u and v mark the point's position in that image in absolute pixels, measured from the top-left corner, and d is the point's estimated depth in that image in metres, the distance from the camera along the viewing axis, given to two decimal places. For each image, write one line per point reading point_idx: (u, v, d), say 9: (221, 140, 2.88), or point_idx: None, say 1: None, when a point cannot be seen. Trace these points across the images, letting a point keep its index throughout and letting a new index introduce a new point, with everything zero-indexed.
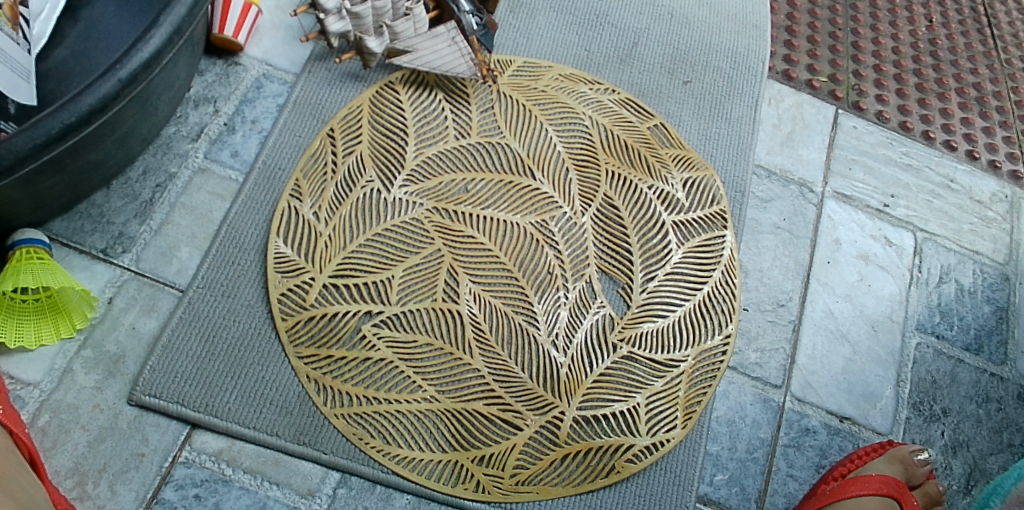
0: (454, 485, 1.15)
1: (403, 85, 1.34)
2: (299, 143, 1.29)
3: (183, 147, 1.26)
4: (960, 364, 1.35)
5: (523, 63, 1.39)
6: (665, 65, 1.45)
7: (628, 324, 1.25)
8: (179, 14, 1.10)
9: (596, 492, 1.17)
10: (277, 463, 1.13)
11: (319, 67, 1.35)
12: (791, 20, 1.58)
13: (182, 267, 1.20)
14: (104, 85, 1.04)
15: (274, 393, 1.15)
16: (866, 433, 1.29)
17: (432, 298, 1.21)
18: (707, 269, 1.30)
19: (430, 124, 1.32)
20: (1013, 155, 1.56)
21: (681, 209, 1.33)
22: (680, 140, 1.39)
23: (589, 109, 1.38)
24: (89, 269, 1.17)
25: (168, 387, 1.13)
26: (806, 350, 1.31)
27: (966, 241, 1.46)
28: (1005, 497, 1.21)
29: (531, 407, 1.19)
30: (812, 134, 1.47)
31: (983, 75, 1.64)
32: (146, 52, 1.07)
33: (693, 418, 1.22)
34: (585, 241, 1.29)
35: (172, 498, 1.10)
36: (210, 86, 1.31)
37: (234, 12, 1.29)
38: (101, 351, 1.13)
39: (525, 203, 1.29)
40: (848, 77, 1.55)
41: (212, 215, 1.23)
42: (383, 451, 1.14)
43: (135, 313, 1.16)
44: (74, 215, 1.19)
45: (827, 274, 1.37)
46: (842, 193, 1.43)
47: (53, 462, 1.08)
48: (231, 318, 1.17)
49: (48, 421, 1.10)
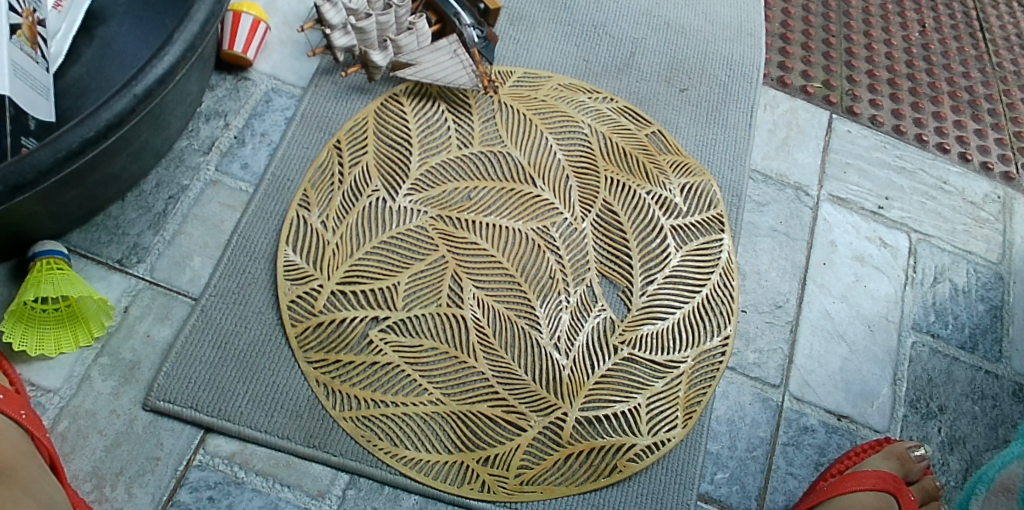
0: (460, 486, 1.18)
1: (407, 97, 1.38)
2: (306, 155, 1.33)
3: (194, 160, 1.30)
4: (955, 363, 1.38)
5: (523, 74, 1.43)
6: (662, 74, 1.49)
7: (628, 326, 1.28)
8: (191, 32, 1.14)
9: (599, 491, 1.20)
10: (288, 465, 1.17)
11: (325, 80, 1.39)
12: (785, 28, 1.62)
13: (195, 276, 1.24)
14: (121, 101, 1.08)
15: (285, 398, 1.19)
16: (863, 431, 1.31)
17: (436, 303, 1.25)
18: (706, 272, 1.34)
19: (434, 134, 1.36)
20: (1005, 157, 1.58)
21: (679, 214, 1.36)
22: (678, 146, 1.42)
23: (588, 117, 1.41)
24: (105, 279, 1.21)
25: (183, 392, 1.17)
26: (804, 350, 1.34)
27: (959, 241, 1.48)
28: (990, 484, 1.29)
29: (535, 409, 1.22)
30: (806, 139, 1.50)
31: (976, 79, 1.66)
32: (160, 68, 1.11)
33: (693, 417, 1.25)
34: (586, 246, 1.32)
35: (187, 500, 1.13)
36: (221, 101, 1.35)
37: (243, 29, 1.34)
38: (118, 358, 1.17)
39: (526, 209, 1.33)
40: (842, 82, 1.58)
41: (224, 225, 1.27)
42: (390, 452, 1.18)
43: (150, 321, 1.20)
44: (91, 227, 1.23)
45: (823, 276, 1.40)
46: (837, 196, 1.46)
47: (73, 466, 1.12)
48: (242, 325, 1.21)
49: (67, 426, 1.13)
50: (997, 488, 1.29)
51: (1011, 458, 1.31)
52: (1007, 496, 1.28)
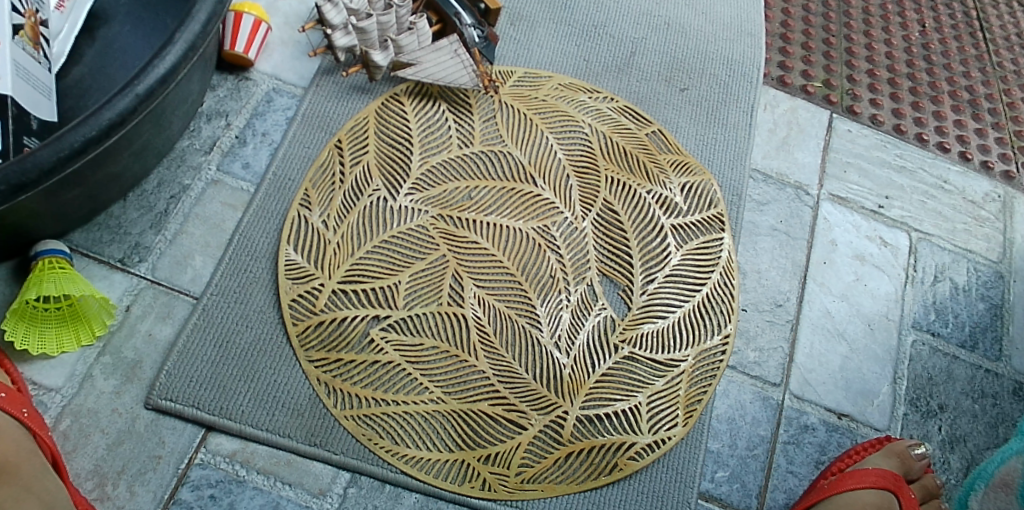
0: (461, 484, 1.18)
1: (408, 97, 1.38)
2: (307, 154, 1.33)
3: (196, 159, 1.31)
4: (956, 361, 1.38)
5: (524, 74, 1.43)
6: (663, 74, 1.49)
7: (629, 325, 1.28)
8: (193, 32, 1.14)
9: (600, 489, 1.21)
10: (289, 464, 1.17)
11: (326, 80, 1.39)
12: (785, 28, 1.62)
13: (197, 275, 1.24)
14: (123, 100, 1.08)
15: (286, 396, 1.19)
16: (863, 430, 1.31)
17: (437, 302, 1.25)
18: (706, 271, 1.34)
19: (435, 133, 1.36)
20: (1006, 156, 1.58)
21: (679, 213, 1.36)
22: (678, 146, 1.43)
23: (588, 117, 1.42)
24: (107, 278, 1.21)
25: (184, 391, 1.17)
26: (805, 349, 1.34)
27: (959, 240, 1.48)
28: (989, 479, 1.30)
29: (535, 407, 1.22)
30: (806, 138, 1.50)
31: (976, 79, 1.67)
32: (162, 68, 1.11)
33: (694, 416, 1.25)
34: (586, 245, 1.32)
35: (188, 498, 1.14)
36: (222, 101, 1.35)
37: (245, 29, 1.34)
38: (119, 357, 1.18)
39: (527, 209, 1.33)
40: (842, 82, 1.58)
41: (225, 224, 1.28)
42: (391, 451, 1.18)
43: (151, 320, 1.20)
44: (93, 226, 1.24)
45: (824, 275, 1.40)
46: (837, 195, 1.47)
47: (75, 464, 1.12)
48: (244, 324, 1.22)
49: (69, 425, 1.14)
50: (995, 484, 1.30)
51: (1011, 455, 1.32)
52: (1005, 492, 1.29)
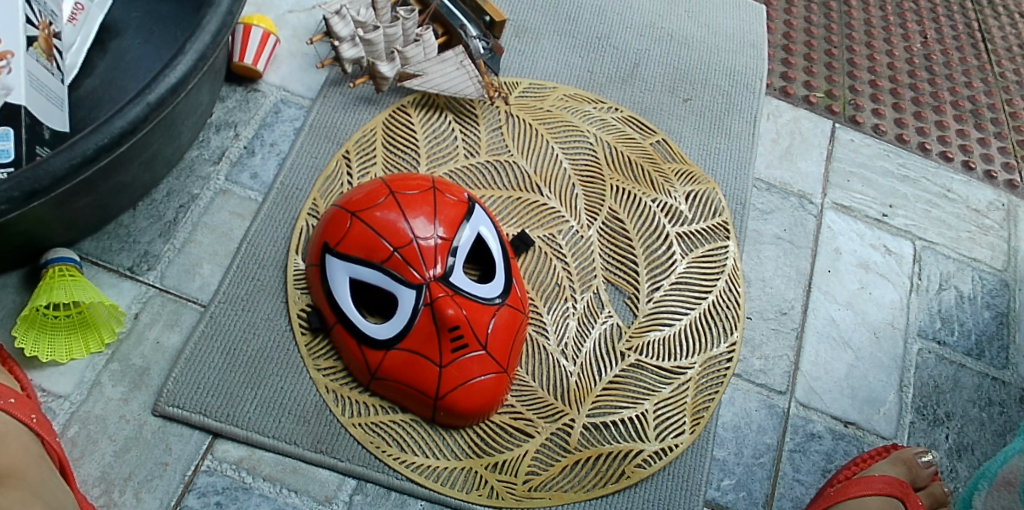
0: (468, 492, 1.18)
1: (415, 108, 1.39)
2: (314, 164, 1.35)
3: (205, 170, 1.32)
4: (962, 369, 1.38)
5: (528, 85, 1.45)
6: (665, 84, 1.51)
7: (634, 333, 1.29)
8: (204, 42, 1.14)
9: (606, 497, 1.20)
10: (295, 471, 1.17)
11: (334, 91, 1.41)
12: (787, 39, 1.64)
13: (205, 283, 1.25)
14: (134, 109, 1.08)
15: (292, 403, 1.19)
16: (869, 437, 1.31)
17: None
18: (711, 279, 1.34)
19: (442, 144, 1.37)
20: (1009, 165, 1.59)
21: (684, 221, 1.37)
22: (683, 155, 1.44)
23: (593, 127, 1.43)
24: (116, 287, 1.22)
25: (190, 398, 1.17)
26: (810, 357, 1.34)
27: (964, 248, 1.49)
28: (992, 479, 1.24)
29: (542, 415, 1.22)
30: (809, 148, 1.51)
31: (978, 89, 1.68)
32: (173, 78, 1.11)
33: (700, 423, 1.25)
34: (592, 254, 1.33)
35: (195, 505, 1.14)
36: (231, 112, 1.37)
37: (254, 41, 1.36)
38: (127, 364, 1.18)
39: (533, 217, 1.34)
40: (845, 92, 1.60)
41: (233, 233, 1.29)
42: (399, 458, 1.18)
43: (160, 328, 1.21)
44: (102, 235, 1.25)
45: (828, 283, 1.40)
46: (841, 204, 1.47)
47: (82, 471, 1.13)
48: (252, 331, 1.22)
49: (77, 431, 1.14)
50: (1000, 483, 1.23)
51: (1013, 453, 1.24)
52: (1009, 490, 1.21)
